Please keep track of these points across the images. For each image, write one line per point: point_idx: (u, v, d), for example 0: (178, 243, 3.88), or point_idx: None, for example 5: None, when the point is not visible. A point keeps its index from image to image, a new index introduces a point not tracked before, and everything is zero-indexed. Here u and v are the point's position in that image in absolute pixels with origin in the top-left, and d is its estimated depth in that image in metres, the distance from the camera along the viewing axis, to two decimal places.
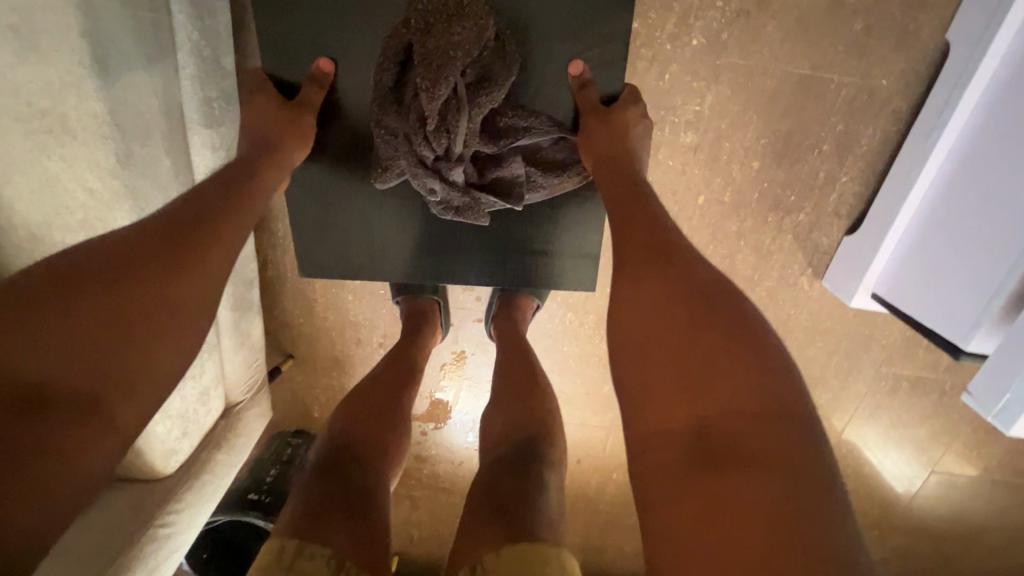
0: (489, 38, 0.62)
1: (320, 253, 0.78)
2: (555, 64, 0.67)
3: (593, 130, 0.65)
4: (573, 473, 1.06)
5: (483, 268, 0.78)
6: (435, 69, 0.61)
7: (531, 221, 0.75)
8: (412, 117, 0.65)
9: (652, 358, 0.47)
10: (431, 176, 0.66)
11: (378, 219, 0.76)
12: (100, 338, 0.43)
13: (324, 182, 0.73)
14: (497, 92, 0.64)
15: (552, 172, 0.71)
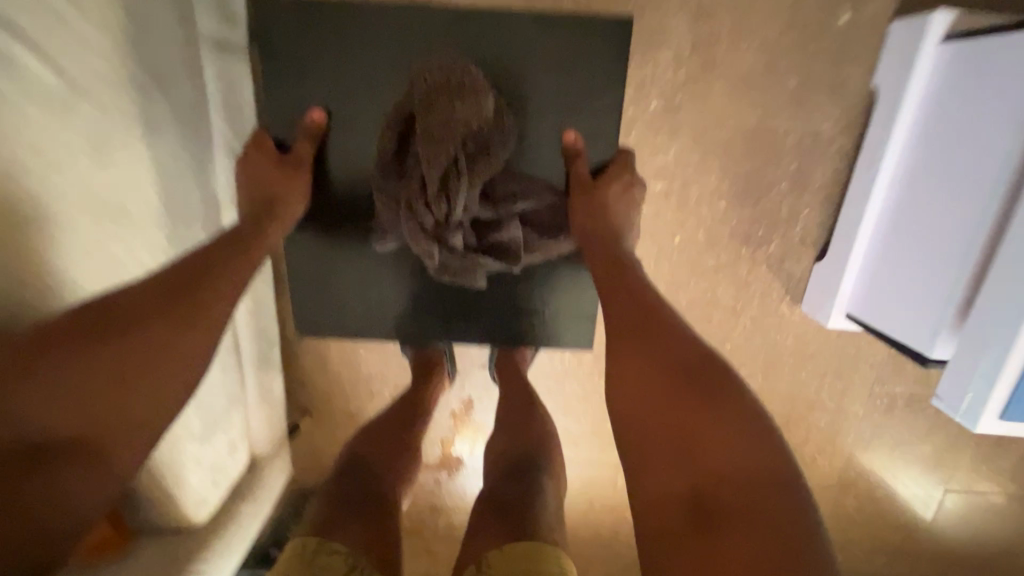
0: (487, 112, 0.67)
1: (326, 310, 0.82)
2: (548, 135, 0.73)
3: (579, 203, 0.71)
4: (586, 511, 1.06)
5: (482, 323, 0.82)
6: (435, 142, 0.65)
7: (527, 283, 0.80)
8: (412, 184, 0.69)
9: (651, 435, 0.51)
10: (431, 241, 0.69)
11: (380, 278, 0.80)
12: (102, 381, 0.48)
13: (329, 240, 0.78)
14: (495, 162, 0.68)
15: (548, 234, 0.75)
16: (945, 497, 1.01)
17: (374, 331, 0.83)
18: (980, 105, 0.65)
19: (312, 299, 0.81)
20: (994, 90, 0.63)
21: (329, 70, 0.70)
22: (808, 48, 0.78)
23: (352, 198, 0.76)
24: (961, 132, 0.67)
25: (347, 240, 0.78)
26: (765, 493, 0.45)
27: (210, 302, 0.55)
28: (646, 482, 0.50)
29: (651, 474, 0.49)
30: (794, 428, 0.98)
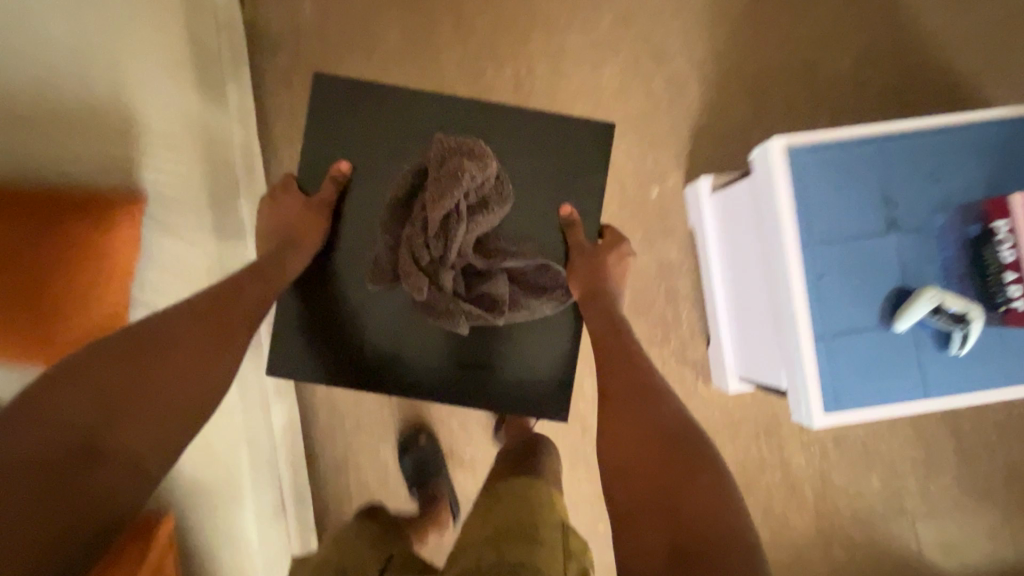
0: (492, 177, 0.79)
1: (299, 349, 0.86)
2: (549, 210, 0.88)
3: (579, 263, 0.84)
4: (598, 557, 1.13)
5: (449, 369, 0.87)
6: (441, 188, 0.76)
7: (507, 339, 0.87)
8: (416, 223, 0.79)
9: (636, 480, 0.64)
10: (423, 276, 0.78)
11: (361, 318, 0.86)
12: (131, 388, 0.57)
13: (319, 281, 0.86)
14: (492, 216, 0.79)
15: (535, 294, 0.83)
16: (918, 527, 1.10)
17: (347, 374, 0.86)
18: (732, 212, 0.97)
19: (296, 340, 0.86)
20: (732, 209, 0.97)
21: (365, 140, 0.88)
22: (643, 203, 1.12)
23: (355, 242, 0.86)
24: (733, 230, 0.98)
25: (343, 281, 0.86)
26: (723, 523, 0.57)
27: (228, 326, 0.66)
28: (630, 520, 0.61)
29: (639, 517, 0.61)
30: (757, 490, 1.12)
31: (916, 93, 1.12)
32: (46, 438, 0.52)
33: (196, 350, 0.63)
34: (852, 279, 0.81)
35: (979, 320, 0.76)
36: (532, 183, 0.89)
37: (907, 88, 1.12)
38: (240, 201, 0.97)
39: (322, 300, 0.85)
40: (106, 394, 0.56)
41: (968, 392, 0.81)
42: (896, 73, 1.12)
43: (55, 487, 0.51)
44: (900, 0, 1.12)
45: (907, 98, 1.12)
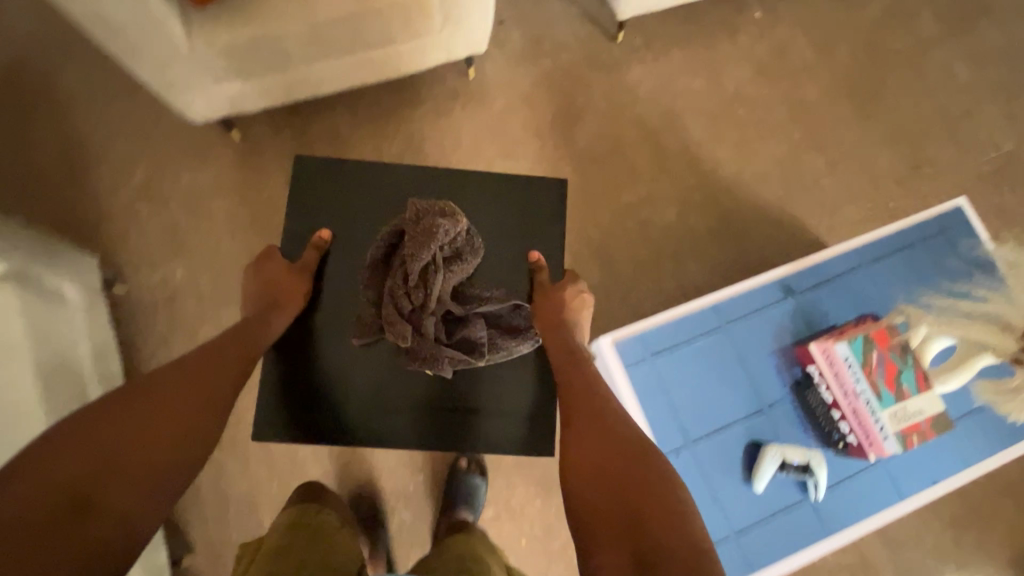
0: (464, 230, 1.14)
1: (293, 420, 1.15)
2: (518, 265, 1.22)
3: (541, 296, 1.14)
4: None
5: (424, 420, 1.17)
6: (419, 245, 1.09)
7: (478, 377, 1.18)
8: (398, 278, 1.11)
9: (585, 474, 0.81)
10: (406, 323, 1.10)
11: (347, 382, 1.16)
12: (138, 426, 0.77)
13: (313, 349, 1.17)
14: (465, 266, 1.14)
15: (510, 334, 1.14)
16: None
17: (327, 428, 1.15)
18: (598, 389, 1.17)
19: (287, 399, 1.14)
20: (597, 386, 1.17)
21: (346, 216, 1.23)
22: None
23: (339, 307, 1.18)
24: None
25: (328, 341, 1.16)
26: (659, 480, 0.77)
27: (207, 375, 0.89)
28: (584, 502, 0.78)
29: (592, 497, 0.78)
30: None
31: (742, 213, 1.43)
32: (41, 488, 0.67)
33: (189, 393, 0.85)
34: (716, 444, 1.06)
35: (820, 468, 1.02)
36: (495, 249, 1.24)
37: (733, 209, 1.44)
38: (76, 346, 1.08)
39: (307, 360, 1.16)
40: (115, 434, 0.75)
41: (842, 519, 1.05)
42: (720, 203, 1.44)
43: (56, 528, 0.65)
44: (700, 160, 1.46)
45: (721, 226, 1.42)
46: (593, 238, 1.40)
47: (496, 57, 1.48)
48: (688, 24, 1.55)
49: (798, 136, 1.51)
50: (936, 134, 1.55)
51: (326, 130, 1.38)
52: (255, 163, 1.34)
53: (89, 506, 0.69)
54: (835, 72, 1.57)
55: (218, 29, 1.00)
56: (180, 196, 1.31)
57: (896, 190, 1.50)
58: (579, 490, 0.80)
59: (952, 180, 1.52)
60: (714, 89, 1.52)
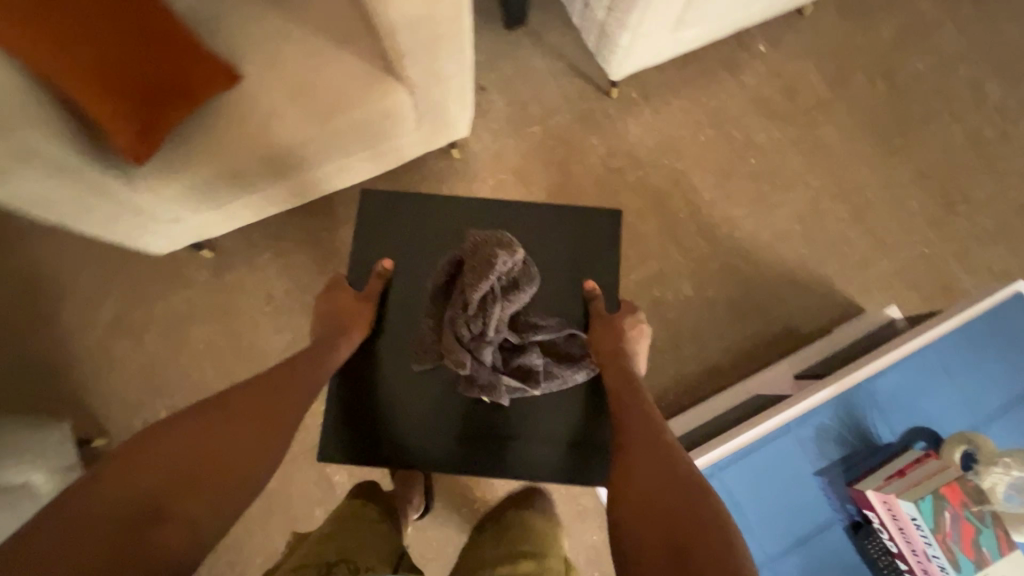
0: (525, 261, 1.01)
1: (346, 446, 1.03)
2: (572, 291, 1.11)
3: (599, 323, 1.03)
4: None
5: (477, 450, 1.04)
6: (478, 273, 0.94)
7: (532, 403, 1.05)
8: (457, 306, 0.99)
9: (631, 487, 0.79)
10: (466, 352, 0.97)
11: (401, 407, 1.04)
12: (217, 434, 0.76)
13: (371, 372, 1.06)
14: (524, 292, 0.99)
15: (565, 363, 1.02)
16: None
17: (376, 455, 1.04)
18: None
19: (339, 424, 1.05)
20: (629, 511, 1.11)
21: (403, 238, 1.13)
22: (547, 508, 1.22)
23: (399, 334, 1.07)
24: None
25: (387, 370, 1.06)
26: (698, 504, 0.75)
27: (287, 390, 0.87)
28: (625, 516, 0.76)
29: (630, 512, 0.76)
30: None
31: (763, 281, 1.31)
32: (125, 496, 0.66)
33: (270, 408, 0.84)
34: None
35: None
36: (554, 272, 1.11)
37: (753, 277, 1.31)
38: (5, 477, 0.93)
39: (367, 387, 1.06)
40: (196, 437, 0.75)
41: None
42: (738, 270, 1.32)
43: (138, 537, 0.63)
44: (707, 224, 1.34)
45: (739, 297, 1.30)
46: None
47: (482, 131, 1.36)
48: (687, 69, 1.42)
49: (818, 183, 1.38)
50: (969, 167, 1.41)
51: (304, 235, 1.27)
52: (231, 280, 1.24)
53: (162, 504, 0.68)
54: (851, 106, 1.44)
55: (167, 183, 0.91)
56: (153, 325, 1.21)
57: (933, 234, 1.36)
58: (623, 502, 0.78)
59: (993, 219, 1.38)
60: (722, 139, 1.39)
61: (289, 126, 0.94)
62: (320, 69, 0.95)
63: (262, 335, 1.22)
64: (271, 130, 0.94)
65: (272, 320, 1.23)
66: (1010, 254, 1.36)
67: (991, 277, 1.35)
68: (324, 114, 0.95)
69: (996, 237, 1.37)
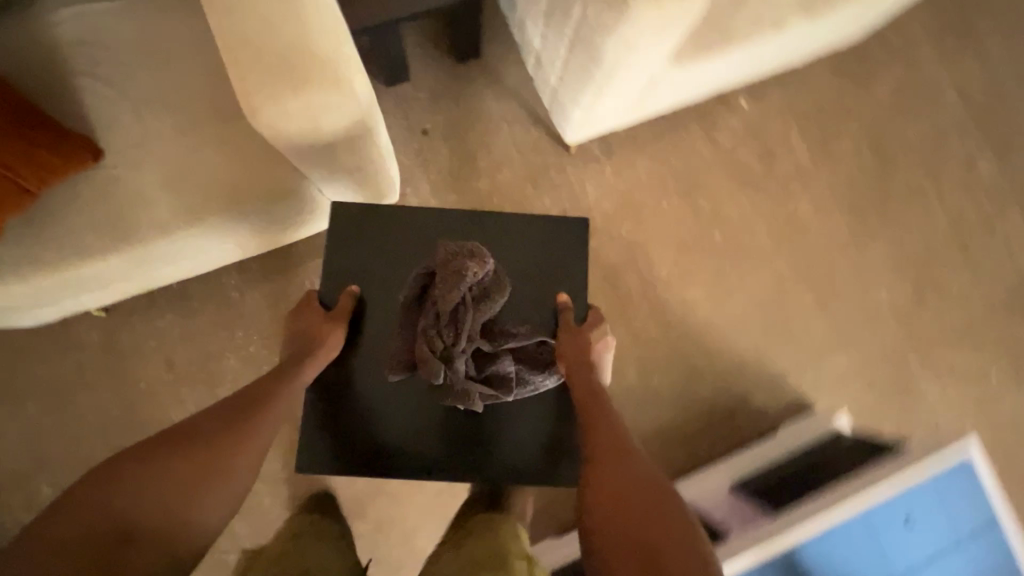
0: (491, 266, 0.86)
1: (332, 457, 0.91)
2: (544, 301, 0.96)
3: (564, 339, 0.89)
4: None
5: (471, 457, 0.91)
6: (450, 281, 0.83)
7: (509, 414, 0.92)
8: (428, 314, 0.86)
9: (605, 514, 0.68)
10: (439, 361, 0.83)
11: (383, 417, 0.92)
12: (189, 454, 0.71)
13: (347, 385, 0.93)
14: (497, 300, 0.87)
15: (538, 369, 0.90)
16: None
17: (359, 468, 0.91)
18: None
19: (310, 439, 0.92)
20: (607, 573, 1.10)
21: (370, 242, 0.96)
22: None
23: (373, 345, 0.93)
24: None
25: (359, 384, 0.93)
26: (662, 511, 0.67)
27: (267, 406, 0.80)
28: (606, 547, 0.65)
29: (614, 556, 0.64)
30: None
31: (712, 370, 1.23)
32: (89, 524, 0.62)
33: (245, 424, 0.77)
34: None
35: None
36: (521, 280, 0.96)
37: (702, 365, 1.23)
38: None
39: (344, 399, 0.92)
40: (164, 459, 0.70)
41: None
42: (689, 356, 1.23)
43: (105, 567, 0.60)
44: (659, 304, 1.24)
45: (684, 386, 1.23)
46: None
47: (421, 182, 1.22)
48: (657, 123, 1.27)
49: (784, 263, 1.28)
50: (942, 255, 1.32)
51: (213, 295, 1.14)
52: (126, 341, 1.12)
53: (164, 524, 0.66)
54: (833, 175, 1.31)
55: (14, 283, 0.77)
56: (37, 389, 1.10)
57: (895, 329, 1.29)
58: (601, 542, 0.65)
59: (959, 313, 1.30)
60: (688, 208, 1.26)
61: (161, 219, 0.79)
62: (205, 149, 0.80)
63: (158, 405, 1.11)
64: (137, 219, 0.78)
65: (171, 390, 1.12)
66: (971, 355, 1.29)
67: (949, 376, 1.28)
68: (207, 204, 0.80)
69: (961, 336, 1.29)
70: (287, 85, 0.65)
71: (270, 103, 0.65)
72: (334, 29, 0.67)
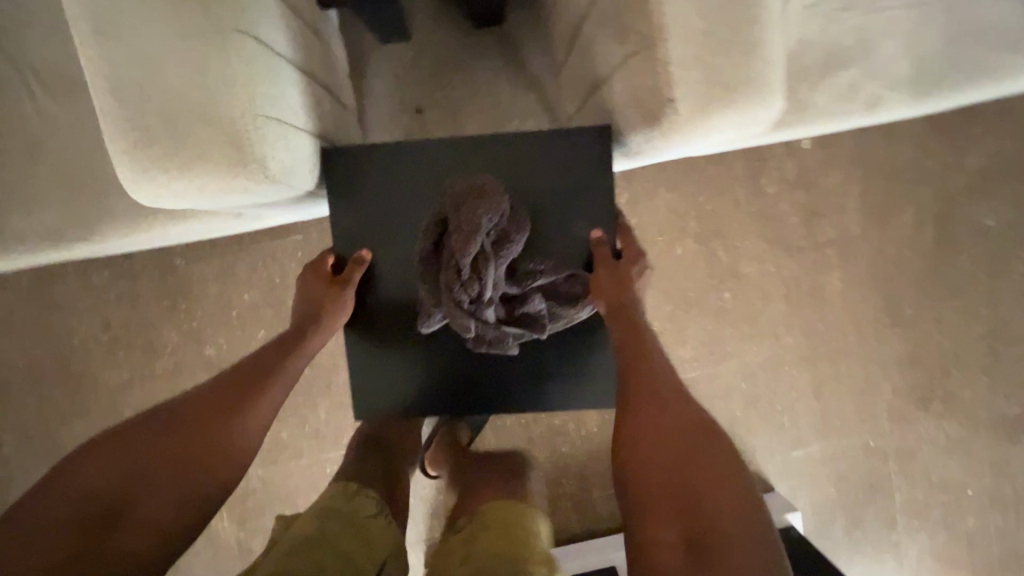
0: (506, 208, 0.81)
1: (383, 400, 0.89)
2: (573, 233, 0.87)
3: (601, 273, 0.82)
4: None
5: (524, 391, 0.89)
6: (463, 233, 0.77)
7: (547, 347, 0.88)
8: (448, 268, 0.79)
9: (648, 464, 0.65)
10: (468, 316, 0.78)
11: (423, 358, 0.89)
12: (186, 420, 0.68)
13: (382, 332, 0.88)
14: (515, 246, 0.80)
15: (570, 303, 0.85)
16: None
17: (413, 407, 0.90)
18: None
19: (360, 384, 0.89)
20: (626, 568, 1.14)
21: (379, 180, 0.85)
22: None
23: (400, 284, 0.87)
24: None
25: (397, 327, 0.88)
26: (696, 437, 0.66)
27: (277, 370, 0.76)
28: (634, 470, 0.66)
29: (656, 511, 0.62)
30: None
31: None
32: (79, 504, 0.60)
33: (249, 390, 0.73)
34: None
35: None
36: (548, 214, 0.86)
37: None
38: None
39: (386, 342, 0.89)
40: (167, 425, 0.68)
41: None
42: None
43: (102, 525, 0.59)
44: None
45: None
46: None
47: None
48: (692, 155, 1.09)
49: (790, 338, 1.15)
50: (964, 362, 1.18)
51: (159, 260, 1.04)
52: (62, 292, 1.03)
53: (152, 489, 0.63)
54: (878, 252, 1.14)
55: None
56: None
57: (887, 429, 1.19)
58: (638, 482, 0.64)
59: (959, 425, 1.20)
60: (702, 259, 1.11)
61: (49, 226, 0.67)
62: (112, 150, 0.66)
63: (90, 363, 1.05)
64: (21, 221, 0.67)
65: (105, 351, 1.05)
66: (956, 470, 1.20)
67: (924, 486, 1.20)
68: (102, 218, 0.67)
69: (952, 449, 1.20)
70: (188, 151, 0.52)
71: (172, 177, 0.52)
72: (232, 65, 0.52)
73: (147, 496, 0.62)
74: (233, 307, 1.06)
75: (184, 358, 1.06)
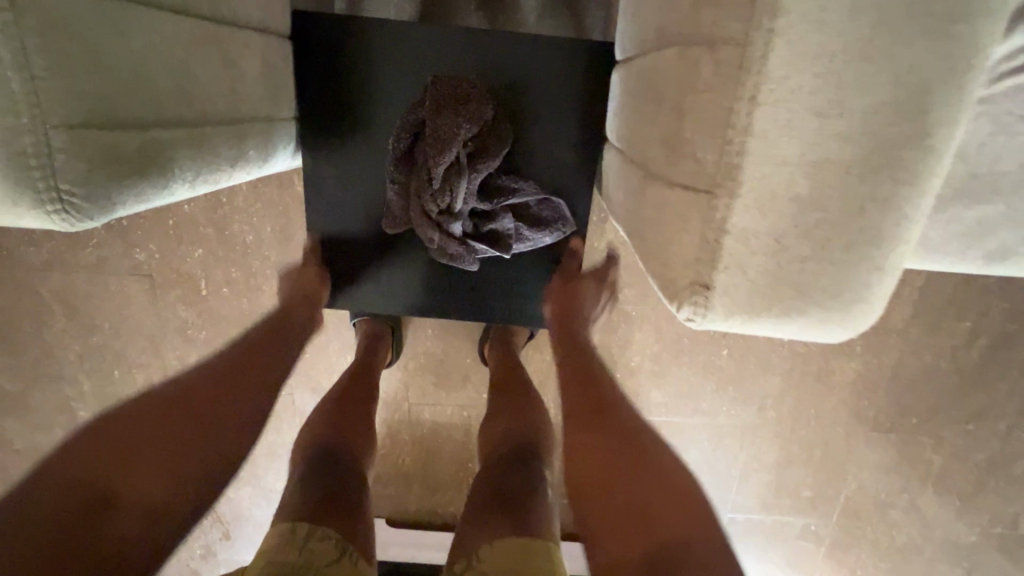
0: (487, 121, 0.76)
1: (341, 292, 0.90)
2: (552, 164, 0.83)
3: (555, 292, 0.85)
4: None
5: (476, 307, 0.90)
6: (440, 141, 0.73)
7: (505, 266, 0.89)
8: (421, 176, 0.76)
9: (591, 488, 0.58)
10: (432, 226, 0.77)
11: (387, 257, 0.89)
12: (167, 410, 0.60)
13: (347, 226, 0.87)
14: (492, 161, 0.77)
15: (539, 227, 0.83)
16: None
17: (368, 302, 0.90)
18: None
19: None
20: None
21: (360, 65, 0.80)
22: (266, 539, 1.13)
23: (371, 176, 0.85)
24: None
25: (364, 221, 0.87)
26: (630, 442, 0.60)
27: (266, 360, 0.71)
28: (582, 508, 0.57)
29: (609, 528, 0.54)
30: None
31: None
32: (56, 496, 0.50)
33: (242, 379, 0.67)
34: None
35: None
36: (529, 136, 0.82)
37: None
38: None
39: (350, 235, 0.88)
40: (139, 415, 0.58)
41: None
42: None
43: (73, 526, 0.49)
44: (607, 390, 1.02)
45: None
46: (421, 424, 1.07)
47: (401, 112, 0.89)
48: None
49: (773, 413, 1.04)
50: (951, 488, 1.08)
51: None
52: None
53: (126, 478, 0.53)
54: (902, 354, 1.01)
55: None
56: None
57: (836, 521, 1.10)
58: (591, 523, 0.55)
59: (920, 546, 1.11)
60: None
61: None
62: None
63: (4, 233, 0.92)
64: None
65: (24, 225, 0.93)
66: None
67: None
68: None
69: (902, 564, 1.12)
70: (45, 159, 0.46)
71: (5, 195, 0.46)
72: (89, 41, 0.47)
73: (123, 487, 0.53)
74: (171, 215, 0.92)
75: (106, 256, 0.93)
